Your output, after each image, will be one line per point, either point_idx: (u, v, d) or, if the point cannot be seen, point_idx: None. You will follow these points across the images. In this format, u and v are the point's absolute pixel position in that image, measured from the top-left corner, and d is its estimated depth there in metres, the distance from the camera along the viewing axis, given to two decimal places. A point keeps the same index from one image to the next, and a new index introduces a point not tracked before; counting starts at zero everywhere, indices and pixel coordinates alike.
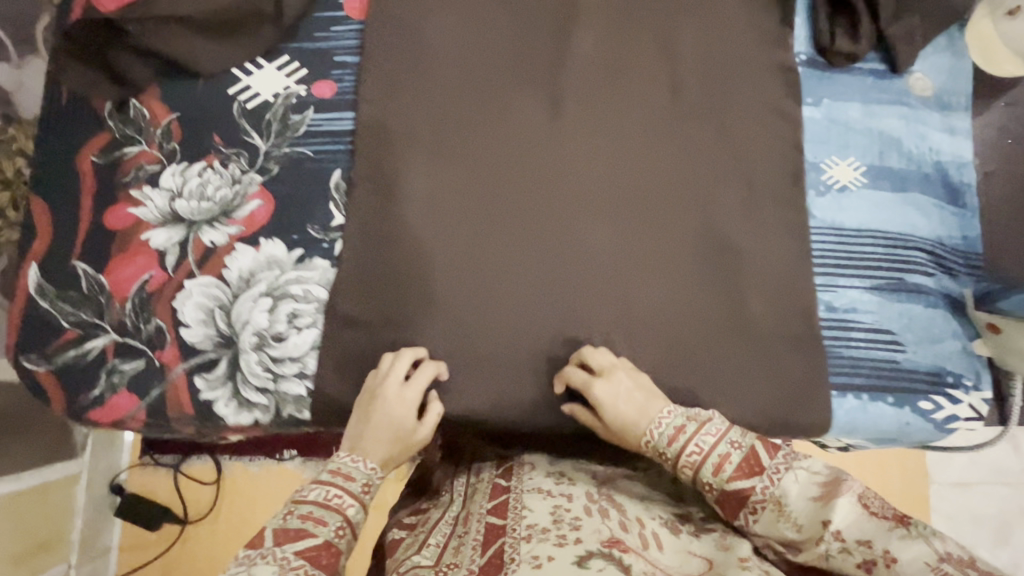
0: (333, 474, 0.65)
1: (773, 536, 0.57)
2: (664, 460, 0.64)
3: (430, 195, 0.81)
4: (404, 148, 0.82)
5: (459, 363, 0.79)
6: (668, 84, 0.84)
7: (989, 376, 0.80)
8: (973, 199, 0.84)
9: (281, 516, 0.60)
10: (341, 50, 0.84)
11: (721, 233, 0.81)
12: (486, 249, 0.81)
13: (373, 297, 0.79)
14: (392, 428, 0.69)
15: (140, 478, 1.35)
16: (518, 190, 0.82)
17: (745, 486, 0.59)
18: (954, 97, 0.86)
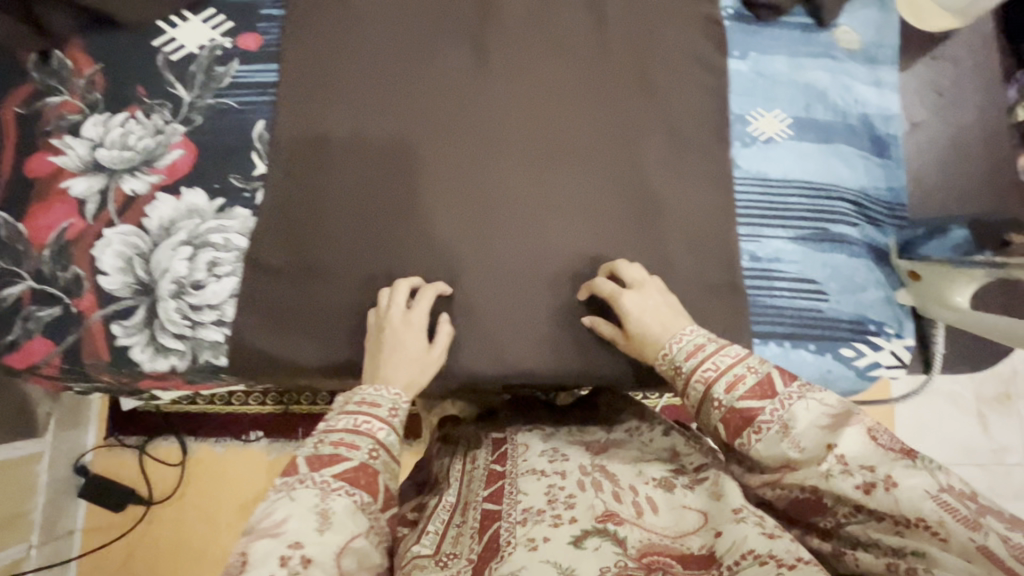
0: (360, 404, 0.60)
1: (775, 459, 0.51)
2: (678, 380, 0.60)
3: (361, 149, 0.80)
4: (396, 137, 0.81)
5: None
6: (594, 37, 0.84)
7: (911, 325, 0.80)
8: (899, 150, 0.84)
9: (313, 443, 0.56)
10: (267, 3, 0.84)
11: (645, 183, 0.81)
12: (472, 196, 0.80)
13: (372, 293, 0.77)
14: (405, 345, 0.69)
15: (106, 459, 1.21)
16: (517, 183, 0.81)
17: (756, 406, 0.53)
18: (882, 51, 0.87)
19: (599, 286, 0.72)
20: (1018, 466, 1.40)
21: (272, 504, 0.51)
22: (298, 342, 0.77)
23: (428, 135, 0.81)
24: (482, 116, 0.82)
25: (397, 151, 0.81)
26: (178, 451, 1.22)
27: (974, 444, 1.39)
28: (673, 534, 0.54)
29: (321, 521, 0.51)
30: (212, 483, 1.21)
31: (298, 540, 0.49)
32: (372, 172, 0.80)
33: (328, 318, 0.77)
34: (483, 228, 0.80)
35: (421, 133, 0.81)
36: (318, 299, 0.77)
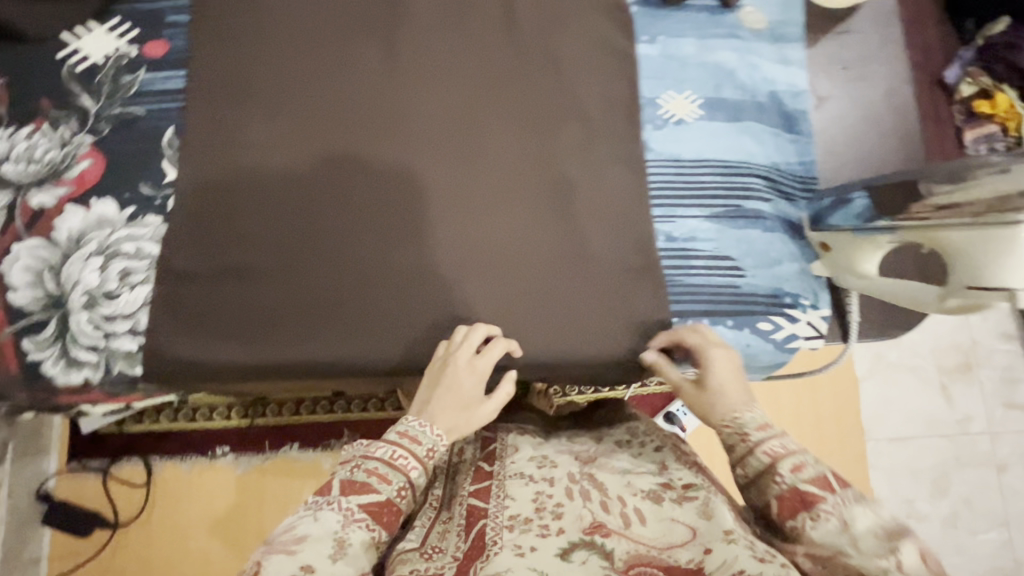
0: (401, 435, 0.61)
1: (828, 548, 0.50)
2: (739, 447, 0.59)
3: (281, 155, 0.80)
4: (327, 145, 0.81)
5: (302, 315, 0.77)
6: (503, 28, 0.85)
7: (827, 296, 0.82)
8: (808, 125, 0.86)
9: (350, 468, 0.58)
10: (173, 9, 0.84)
11: (560, 171, 0.82)
12: (467, 202, 0.81)
13: (321, 305, 0.77)
14: (455, 389, 0.65)
15: (69, 486, 1.17)
16: (458, 187, 0.81)
17: (817, 493, 0.53)
18: (787, 29, 0.88)
19: (686, 336, 0.70)
20: (981, 435, 1.42)
21: (296, 518, 0.53)
22: (219, 349, 0.76)
23: (372, 146, 0.81)
24: (422, 124, 0.82)
25: (334, 162, 0.80)
26: (144, 471, 1.19)
27: (939, 416, 1.42)
28: (661, 545, 0.57)
29: (336, 549, 0.52)
30: (184, 502, 1.18)
31: (309, 563, 0.50)
32: (312, 185, 0.80)
33: (280, 334, 0.77)
34: (430, 235, 0.80)
35: (359, 143, 0.81)
36: (270, 316, 0.77)
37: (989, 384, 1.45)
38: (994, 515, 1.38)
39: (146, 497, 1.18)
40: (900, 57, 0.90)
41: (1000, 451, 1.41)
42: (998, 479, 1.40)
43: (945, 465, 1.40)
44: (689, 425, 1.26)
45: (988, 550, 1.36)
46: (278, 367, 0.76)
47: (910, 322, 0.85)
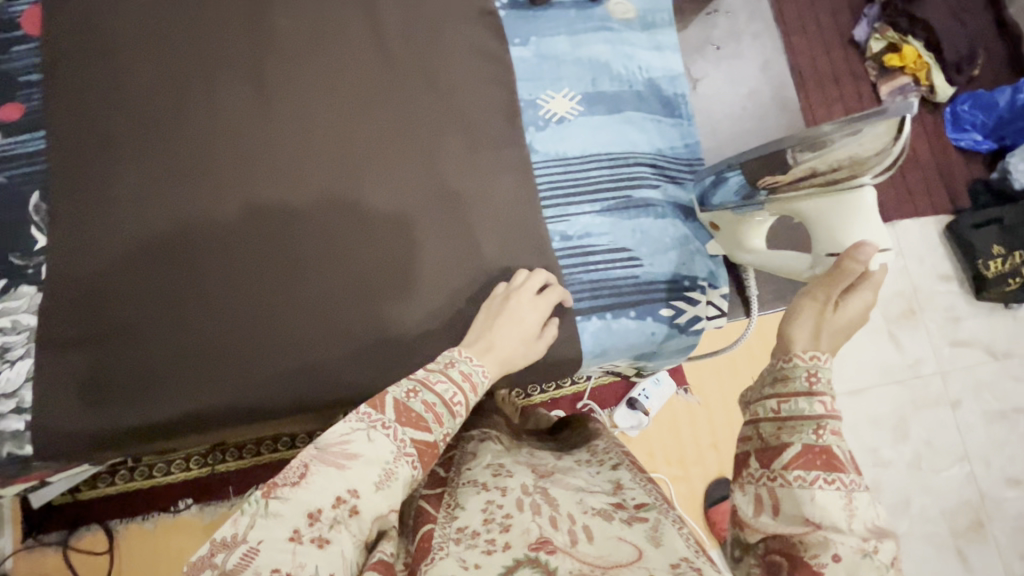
0: (462, 376, 0.61)
1: (819, 512, 0.45)
2: (799, 381, 0.51)
3: (162, 206, 0.78)
4: (213, 190, 0.79)
5: (200, 365, 0.75)
6: (373, 46, 0.84)
7: (724, 273, 0.84)
8: (687, 107, 0.87)
9: (406, 392, 0.58)
10: (26, 69, 0.81)
11: (446, 184, 0.81)
12: (466, 202, 0.81)
13: (226, 354, 0.75)
14: (521, 329, 0.70)
15: (26, 565, 1.11)
16: (355, 216, 0.80)
17: (842, 462, 0.47)
18: (657, 15, 0.89)
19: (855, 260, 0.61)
20: (932, 376, 1.46)
21: (351, 433, 0.54)
22: (116, 414, 0.73)
23: (260, 185, 0.79)
24: (308, 155, 0.81)
25: (222, 207, 0.78)
26: (106, 536, 1.13)
27: (892, 363, 1.45)
28: (606, 564, 0.51)
29: (383, 478, 0.53)
30: (151, 562, 1.13)
31: (354, 488, 0.51)
32: (202, 233, 0.78)
33: (187, 389, 0.74)
34: (331, 267, 0.78)
35: (246, 184, 0.79)
36: (174, 373, 0.74)
37: (933, 326, 1.49)
38: (954, 451, 1.42)
39: (109, 565, 1.12)
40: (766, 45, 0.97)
41: (952, 389, 1.46)
42: (953, 416, 1.44)
43: (902, 409, 1.43)
44: (653, 408, 1.25)
45: (953, 485, 1.40)
46: (184, 421, 0.75)
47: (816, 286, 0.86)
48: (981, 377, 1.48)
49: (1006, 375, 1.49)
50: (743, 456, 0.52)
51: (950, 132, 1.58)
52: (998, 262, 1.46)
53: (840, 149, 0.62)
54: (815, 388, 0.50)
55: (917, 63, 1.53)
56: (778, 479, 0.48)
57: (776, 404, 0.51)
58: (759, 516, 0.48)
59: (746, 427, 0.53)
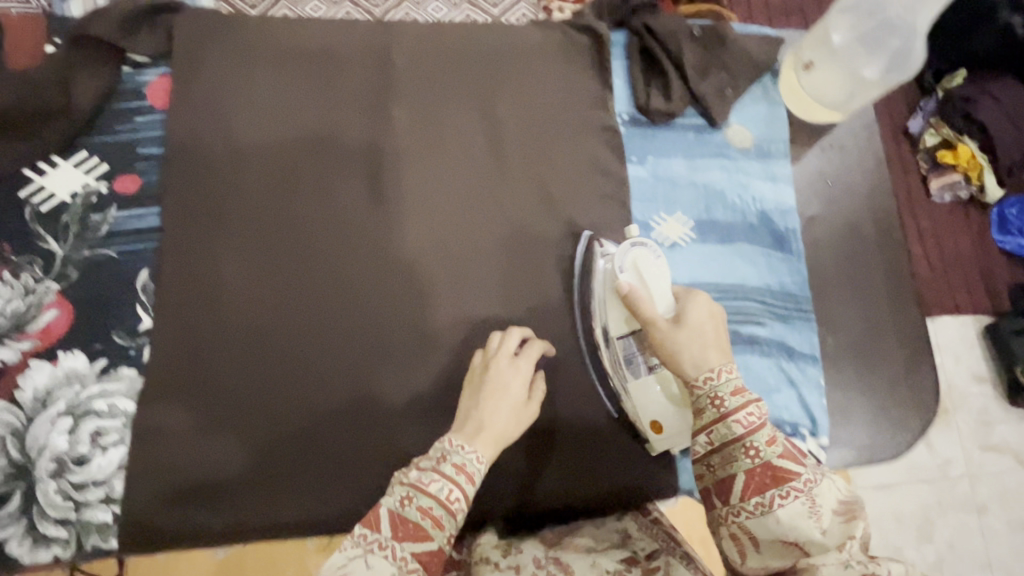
0: (457, 468, 0.59)
1: (792, 531, 0.50)
2: (708, 410, 0.57)
3: (271, 298, 0.77)
4: (329, 264, 0.79)
5: (294, 401, 0.75)
6: (493, 153, 0.84)
7: (827, 422, 0.80)
8: (798, 243, 0.86)
9: (400, 501, 0.56)
10: (146, 140, 0.80)
11: (555, 303, 0.82)
12: (576, 326, 0.81)
13: (318, 394, 0.75)
14: (505, 393, 0.68)
15: None
16: (461, 304, 0.80)
17: (788, 469, 0.53)
18: (774, 145, 0.89)
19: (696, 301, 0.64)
20: (960, 478, 1.37)
21: (348, 564, 0.52)
22: (205, 447, 0.73)
23: (369, 288, 0.79)
24: (420, 259, 0.81)
25: (331, 305, 0.78)
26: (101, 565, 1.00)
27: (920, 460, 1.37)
28: None
29: None
30: None
31: None
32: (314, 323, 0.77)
33: (285, 453, 0.74)
34: (430, 376, 0.77)
35: (356, 288, 0.79)
36: (269, 474, 0.73)
37: (964, 427, 1.40)
38: (977, 559, 1.32)
39: None
40: (886, 171, 0.92)
41: (981, 493, 1.36)
42: (979, 521, 1.34)
43: (927, 509, 1.33)
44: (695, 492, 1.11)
45: None
46: (274, 480, 0.73)
47: (911, 433, 0.84)
48: (1011, 484, 1.38)
49: None
50: (709, 496, 0.57)
51: (995, 232, 1.51)
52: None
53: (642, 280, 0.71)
54: (723, 410, 0.56)
55: (970, 163, 1.45)
56: (743, 512, 0.53)
57: (706, 441, 0.57)
58: (747, 558, 0.53)
59: (696, 464, 0.58)
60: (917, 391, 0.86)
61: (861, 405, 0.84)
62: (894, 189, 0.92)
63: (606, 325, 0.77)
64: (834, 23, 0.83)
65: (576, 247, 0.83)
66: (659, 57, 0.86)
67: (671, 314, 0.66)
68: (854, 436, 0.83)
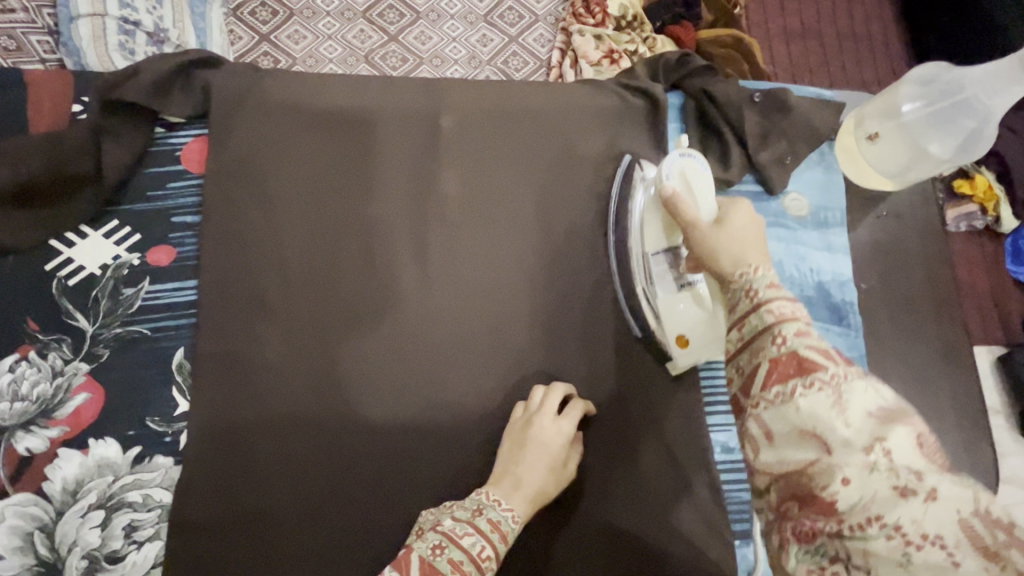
0: (490, 525, 0.64)
1: (811, 420, 0.43)
2: (742, 301, 0.51)
3: (316, 376, 0.74)
4: (376, 336, 0.76)
5: (345, 487, 0.72)
6: (544, 222, 0.82)
7: None
8: (855, 316, 0.84)
9: (430, 548, 0.61)
10: (181, 207, 0.76)
11: (609, 380, 0.79)
12: (631, 405, 0.78)
13: (368, 479, 0.72)
14: (547, 455, 0.70)
15: None
16: (512, 381, 0.77)
17: (817, 361, 0.45)
18: (830, 214, 0.86)
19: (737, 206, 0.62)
20: None
21: None
22: (249, 546, 0.69)
23: (416, 367, 0.76)
24: (469, 335, 0.78)
25: (379, 383, 0.75)
26: None
27: None
28: None
29: None
30: None
31: None
32: (363, 401, 0.74)
33: (335, 544, 0.70)
34: (481, 462, 0.74)
35: (402, 366, 0.76)
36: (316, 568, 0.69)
37: None
38: None
39: None
40: (940, 239, 0.90)
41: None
42: None
43: None
44: None
45: None
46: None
47: None
48: None
49: None
50: (732, 398, 0.51)
51: (1008, 264, 1.51)
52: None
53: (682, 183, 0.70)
54: (756, 301, 0.50)
55: (987, 194, 1.43)
56: (762, 403, 0.47)
57: (735, 332, 0.51)
58: (760, 455, 0.46)
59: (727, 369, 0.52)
60: (976, 470, 0.84)
61: None
62: (949, 257, 0.90)
63: (643, 237, 0.76)
64: (903, 92, 0.78)
65: (617, 170, 0.83)
66: (716, 123, 0.84)
67: (713, 220, 0.63)
68: None
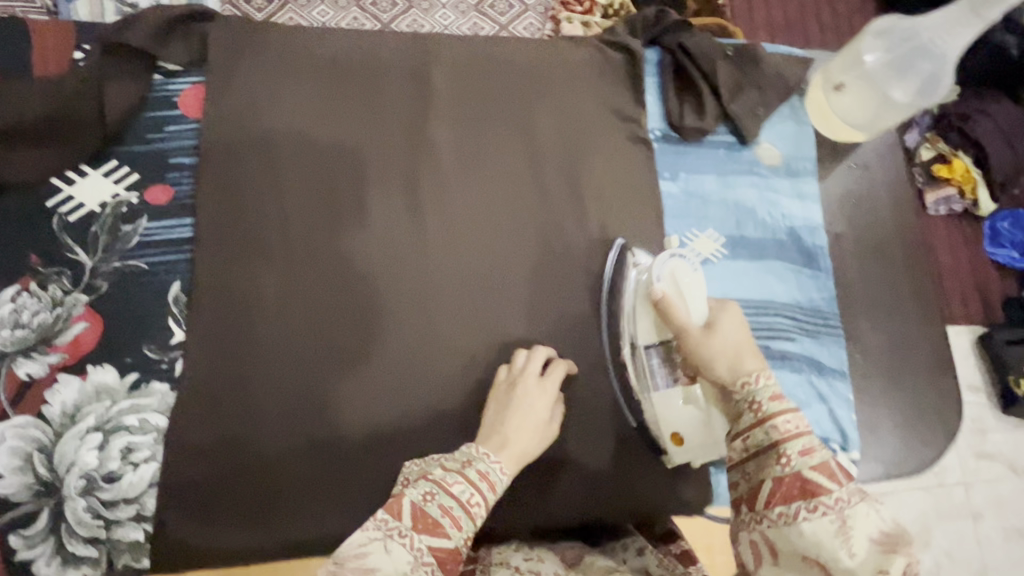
0: (479, 476, 0.61)
1: (814, 547, 0.47)
2: (746, 414, 0.55)
3: (309, 311, 0.77)
4: (367, 274, 0.79)
5: (336, 413, 0.75)
6: (527, 168, 0.85)
7: (857, 438, 0.82)
8: (826, 260, 0.88)
9: (422, 495, 0.57)
10: (178, 150, 0.79)
11: (589, 316, 0.82)
12: (611, 341, 0.81)
13: (357, 406, 0.75)
14: (534, 416, 0.70)
15: None
16: (497, 318, 0.81)
17: (819, 484, 0.49)
18: (802, 164, 0.90)
19: (726, 316, 0.63)
20: (958, 487, 1.36)
21: (368, 544, 0.52)
22: (243, 467, 0.71)
23: (404, 305, 0.79)
24: (456, 275, 0.81)
25: (368, 319, 0.78)
26: None
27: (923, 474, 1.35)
28: None
29: None
30: None
31: None
32: (353, 335, 0.77)
33: (326, 468, 0.73)
34: (467, 391, 0.78)
35: (390, 304, 0.79)
36: (309, 489, 0.73)
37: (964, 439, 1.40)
38: (975, 567, 1.32)
39: None
40: (907, 189, 0.94)
41: (975, 500, 1.36)
42: (975, 528, 1.34)
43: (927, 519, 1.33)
44: None
45: None
46: (315, 495, 0.73)
47: (938, 446, 0.86)
48: (1006, 493, 1.38)
49: None
50: (736, 501, 0.55)
51: (987, 245, 1.50)
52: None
53: (670, 286, 0.69)
54: (759, 413, 0.54)
55: (966, 176, 1.44)
56: (767, 520, 0.51)
57: (741, 445, 0.55)
58: (761, 564, 0.51)
59: (733, 472, 0.56)
60: (943, 406, 0.88)
61: (889, 422, 0.86)
62: (915, 206, 0.95)
63: (634, 327, 0.76)
64: (868, 42, 0.82)
65: (608, 257, 0.83)
66: (692, 76, 0.88)
67: (705, 322, 0.65)
68: (883, 449, 0.84)
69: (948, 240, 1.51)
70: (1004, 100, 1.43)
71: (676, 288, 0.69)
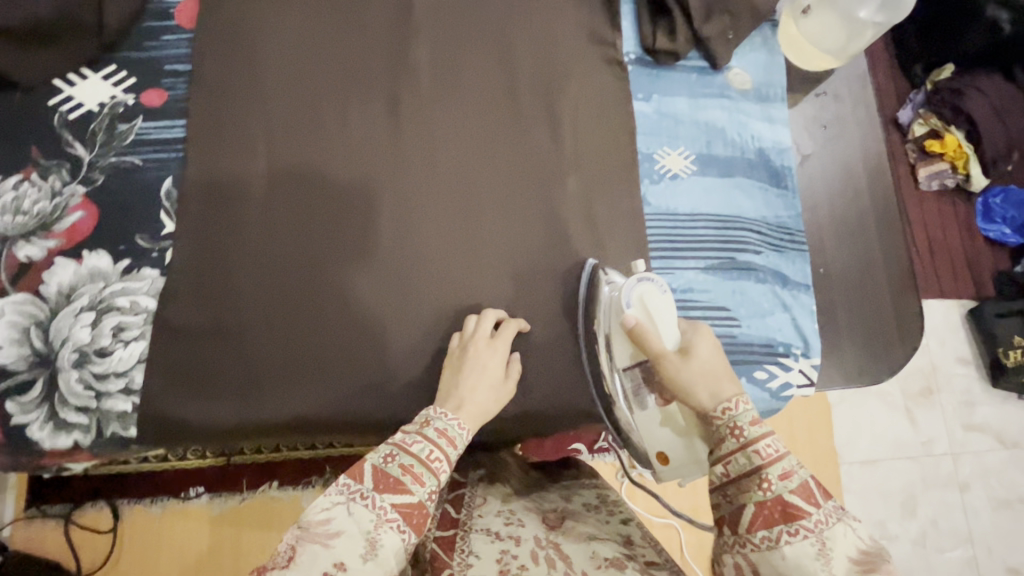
0: (439, 433, 0.61)
1: (797, 570, 0.48)
2: (728, 440, 0.56)
3: (289, 213, 0.80)
4: (347, 177, 0.83)
5: (313, 304, 0.78)
6: (505, 86, 0.89)
7: (818, 345, 0.85)
8: (793, 180, 0.91)
9: (383, 456, 0.57)
10: (173, 58, 0.84)
11: (560, 223, 0.85)
12: (581, 248, 0.84)
13: (333, 299, 0.78)
14: (485, 375, 0.73)
15: (27, 534, 1.02)
16: (470, 223, 0.84)
17: (800, 507, 0.51)
18: (771, 90, 0.93)
19: (703, 341, 0.64)
20: (944, 456, 1.38)
21: (332, 508, 0.52)
22: (225, 350, 0.75)
23: (383, 210, 0.83)
24: (433, 185, 0.84)
25: (344, 222, 0.81)
26: (110, 517, 1.05)
27: (907, 439, 1.36)
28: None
29: (367, 549, 0.50)
30: (153, 552, 1.05)
31: (341, 561, 0.49)
32: (332, 234, 0.80)
33: (304, 356, 0.76)
34: (440, 290, 0.81)
35: (368, 208, 0.82)
36: (286, 376, 0.76)
37: (950, 409, 1.41)
38: (958, 533, 1.34)
39: (114, 544, 1.04)
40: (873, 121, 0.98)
41: (962, 471, 1.37)
42: (961, 498, 1.36)
43: (912, 486, 1.34)
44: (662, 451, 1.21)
45: (955, 568, 1.31)
46: (292, 381, 0.76)
47: (897, 364, 0.89)
48: (992, 464, 1.40)
49: (1016, 466, 1.40)
50: (717, 523, 0.56)
51: (980, 222, 1.51)
52: (1019, 352, 1.38)
53: (643, 310, 0.69)
54: (742, 440, 0.55)
55: (957, 152, 1.45)
56: (749, 545, 0.52)
57: (722, 470, 0.56)
58: None
59: (713, 495, 0.57)
60: (903, 328, 0.91)
61: (850, 340, 0.89)
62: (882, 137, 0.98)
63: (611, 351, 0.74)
64: None
65: (581, 276, 0.83)
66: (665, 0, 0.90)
67: (681, 347, 0.65)
68: (843, 364, 0.87)
69: (935, 206, 1.53)
70: (996, 76, 1.44)
71: (649, 315, 0.68)
